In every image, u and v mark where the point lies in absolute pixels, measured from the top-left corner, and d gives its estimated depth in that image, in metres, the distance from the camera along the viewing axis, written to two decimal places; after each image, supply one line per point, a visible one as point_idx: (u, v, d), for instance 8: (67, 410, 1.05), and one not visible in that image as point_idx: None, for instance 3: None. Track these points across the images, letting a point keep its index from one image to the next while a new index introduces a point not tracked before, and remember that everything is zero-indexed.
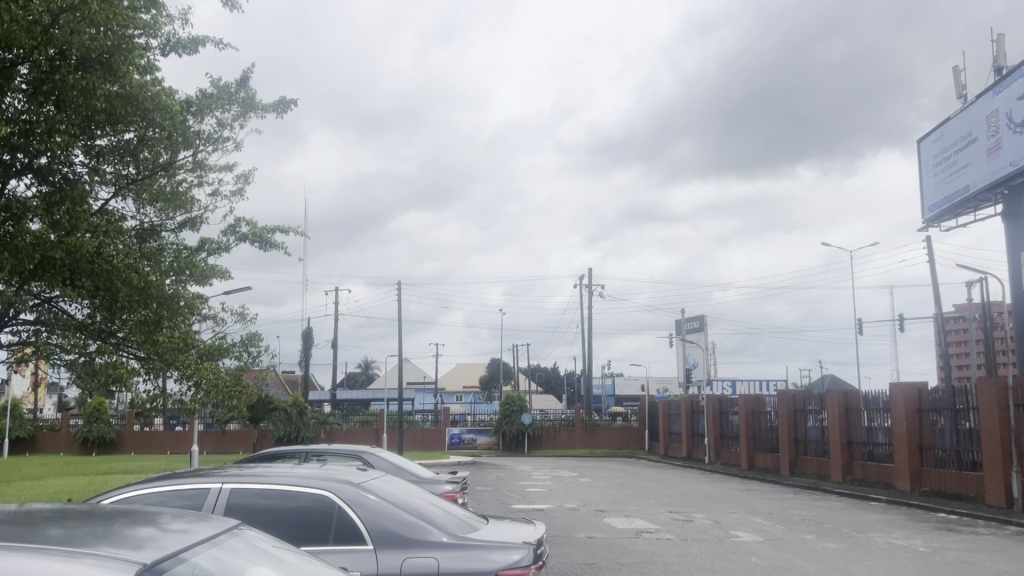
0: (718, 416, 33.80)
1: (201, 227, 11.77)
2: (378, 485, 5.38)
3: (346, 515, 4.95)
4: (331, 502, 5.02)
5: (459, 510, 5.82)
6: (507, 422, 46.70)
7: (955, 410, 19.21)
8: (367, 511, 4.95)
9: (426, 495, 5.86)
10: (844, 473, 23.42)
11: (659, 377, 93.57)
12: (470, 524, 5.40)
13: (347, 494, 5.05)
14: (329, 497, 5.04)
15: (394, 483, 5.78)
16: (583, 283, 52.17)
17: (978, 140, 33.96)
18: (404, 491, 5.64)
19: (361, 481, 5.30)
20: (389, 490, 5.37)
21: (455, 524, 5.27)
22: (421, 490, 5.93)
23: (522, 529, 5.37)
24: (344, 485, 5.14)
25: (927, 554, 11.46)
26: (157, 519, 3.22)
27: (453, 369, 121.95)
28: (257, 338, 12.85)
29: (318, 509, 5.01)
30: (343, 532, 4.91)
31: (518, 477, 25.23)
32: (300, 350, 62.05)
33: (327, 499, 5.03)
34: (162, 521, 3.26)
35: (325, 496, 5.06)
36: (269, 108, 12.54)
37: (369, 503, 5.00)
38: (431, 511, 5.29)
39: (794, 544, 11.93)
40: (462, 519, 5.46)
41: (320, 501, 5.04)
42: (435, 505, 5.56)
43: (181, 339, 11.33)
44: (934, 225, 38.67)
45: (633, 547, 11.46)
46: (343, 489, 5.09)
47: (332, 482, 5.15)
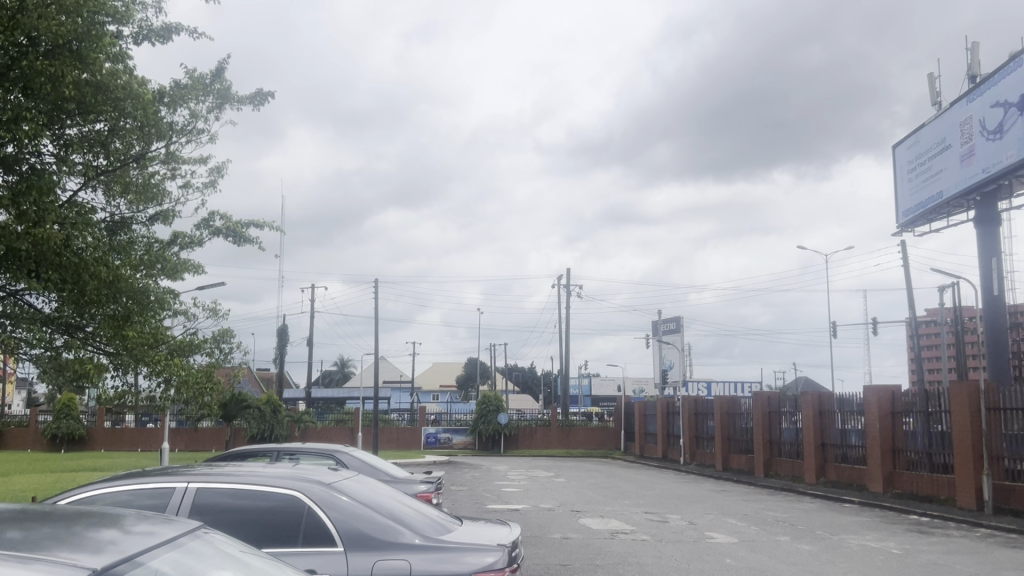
0: (694, 418, 33.93)
1: (173, 220, 11.56)
2: (349, 485, 5.26)
3: (316, 516, 4.83)
4: (300, 502, 4.89)
5: (433, 511, 5.73)
6: (483, 422, 46.59)
7: (927, 413, 19.35)
8: (338, 512, 4.83)
9: (399, 496, 5.74)
10: (818, 474, 23.56)
11: (636, 378, 93.93)
12: (444, 525, 5.30)
13: (318, 494, 4.92)
14: (299, 497, 4.91)
15: (367, 483, 5.67)
16: (560, 283, 52.20)
17: (952, 146, 34.36)
18: (377, 492, 5.53)
19: (332, 482, 5.18)
20: (361, 491, 5.26)
21: (429, 525, 5.17)
22: (394, 491, 5.81)
23: (496, 531, 5.27)
24: (313, 485, 5.01)
25: (899, 555, 11.52)
26: (120, 521, 3.10)
27: (430, 368, 121.63)
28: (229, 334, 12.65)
29: (286, 509, 4.89)
30: (313, 534, 4.79)
31: (492, 477, 25.15)
32: (276, 347, 61.52)
33: (295, 499, 4.90)
34: (126, 522, 3.14)
35: (294, 495, 4.93)
36: (246, 100, 12.35)
37: (340, 504, 4.88)
38: (403, 512, 5.19)
39: (768, 546, 11.95)
40: (436, 520, 5.36)
41: (289, 502, 4.91)
42: (408, 505, 5.45)
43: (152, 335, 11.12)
44: (908, 230, 39.08)
45: (609, 547, 11.41)
46: (313, 488, 4.97)
47: (301, 482, 5.02)
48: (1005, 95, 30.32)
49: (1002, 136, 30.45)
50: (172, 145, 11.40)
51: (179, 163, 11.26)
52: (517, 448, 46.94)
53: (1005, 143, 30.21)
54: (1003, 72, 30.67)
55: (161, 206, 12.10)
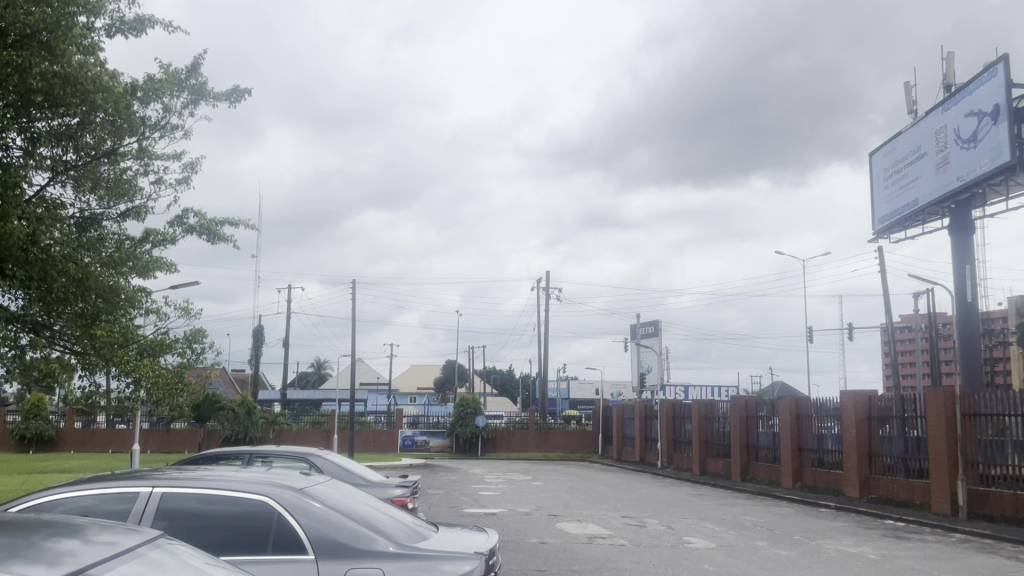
0: (671, 421, 33.96)
1: (144, 217, 11.30)
2: (321, 491, 5.10)
3: (286, 522, 4.66)
4: (269, 508, 4.72)
5: (408, 517, 5.58)
6: (461, 424, 46.38)
7: (903, 418, 19.43)
8: (309, 518, 4.67)
9: (374, 501, 5.59)
10: (794, 479, 23.62)
11: (613, 381, 94.04)
12: (420, 532, 5.15)
13: (288, 500, 4.76)
14: (269, 503, 4.74)
15: (341, 488, 5.52)
16: (539, 286, 52.17)
17: (927, 154, 34.69)
18: (351, 497, 5.37)
19: (303, 487, 5.02)
20: (335, 496, 5.10)
21: (405, 533, 5.04)
22: (368, 496, 5.67)
23: (474, 537, 5.15)
24: (285, 489, 4.85)
25: (877, 561, 11.48)
26: (81, 531, 2.93)
27: (408, 370, 121.11)
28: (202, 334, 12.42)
29: (255, 515, 4.72)
30: (283, 541, 4.63)
31: (469, 481, 24.94)
32: (251, 348, 60.91)
33: (264, 504, 4.74)
34: (87, 533, 2.97)
35: (264, 500, 4.76)
36: (222, 97, 12.13)
37: (312, 510, 4.72)
38: (377, 518, 5.04)
39: (746, 551, 11.91)
40: (412, 527, 5.22)
41: (257, 507, 4.74)
42: (382, 511, 5.31)
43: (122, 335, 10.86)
44: (883, 237, 39.42)
45: (587, 553, 11.30)
46: (283, 494, 4.80)
47: (271, 487, 4.85)
48: (980, 104, 30.63)
49: (976, 145, 30.78)
50: (145, 141, 11.16)
51: (152, 159, 11.02)
52: (495, 450, 46.78)
53: (980, 152, 30.53)
54: (978, 81, 30.99)
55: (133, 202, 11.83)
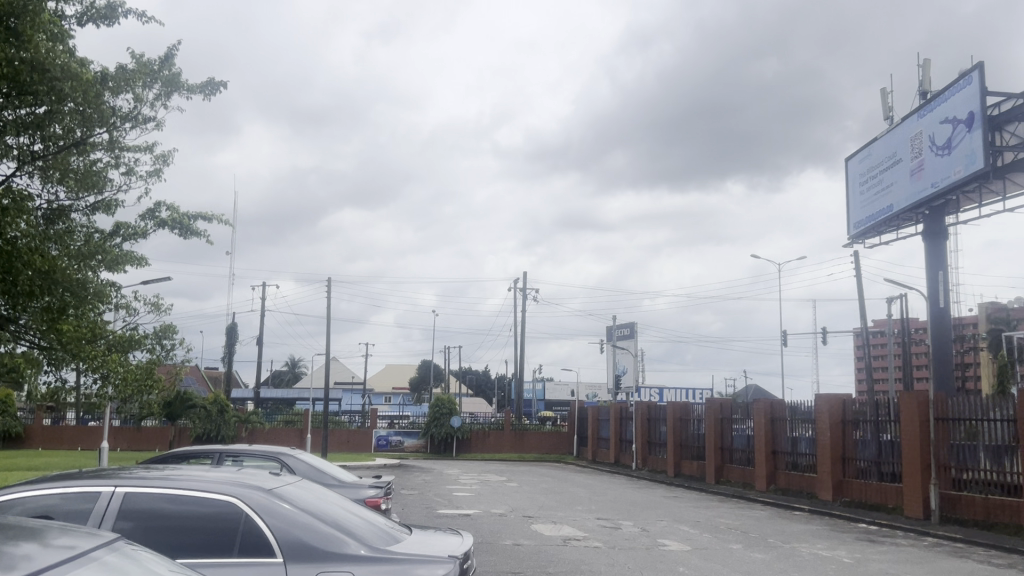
0: (646, 423, 34.00)
1: (114, 210, 11.05)
2: (292, 492, 4.95)
3: (254, 524, 4.52)
4: (236, 508, 4.57)
5: (381, 519, 5.46)
6: (436, 425, 46.17)
7: (877, 422, 19.53)
8: (278, 519, 4.53)
9: (346, 502, 5.46)
10: (768, 482, 23.70)
11: (589, 383, 94.16)
12: (393, 535, 5.03)
13: (256, 500, 4.61)
14: (236, 503, 4.59)
15: (312, 489, 5.38)
16: (516, 287, 52.08)
17: (902, 161, 35.02)
18: (322, 498, 5.23)
19: (273, 488, 4.87)
20: (305, 497, 4.97)
21: (378, 535, 4.91)
22: (340, 497, 5.53)
23: (448, 540, 5.03)
24: (253, 490, 4.70)
25: (851, 565, 11.49)
26: (41, 534, 2.79)
27: (383, 370, 120.64)
28: (172, 329, 12.19)
29: (221, 516, 4.56)
30: (250, 544, 4.47)
31: (444, 481, 24.78)
32: (224, 346, 60.32)
33: (231, 505, 4.58)
34: (48, 536, 2.82)
35: (230, 500, 4.61)
36: (196, 89, 11.90)
37: (280, 511, 4.58)
38: (348, 520, 4.92)
39: (721, 554, 11.88)
40: (384, 528, 5.10)
41: (224, 509, 4.58)
42: (354, 513, 5.18)
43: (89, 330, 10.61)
44: (858, 242, 39.76)
45: (562, 555, 11.21)
46: (251, 494, 4.65)
47: (238, 487, 4.70)
48: (955, 112, 30.97)
49: (951, 153, 31.11)
50: (116, 132, 10.92)
51: (122, 150, 10.77)
52: (470, 451, 46.64)
53: (954, 159, 30.86)
54: (953, 89, 31.33)
55: (103, 194, 11.57)
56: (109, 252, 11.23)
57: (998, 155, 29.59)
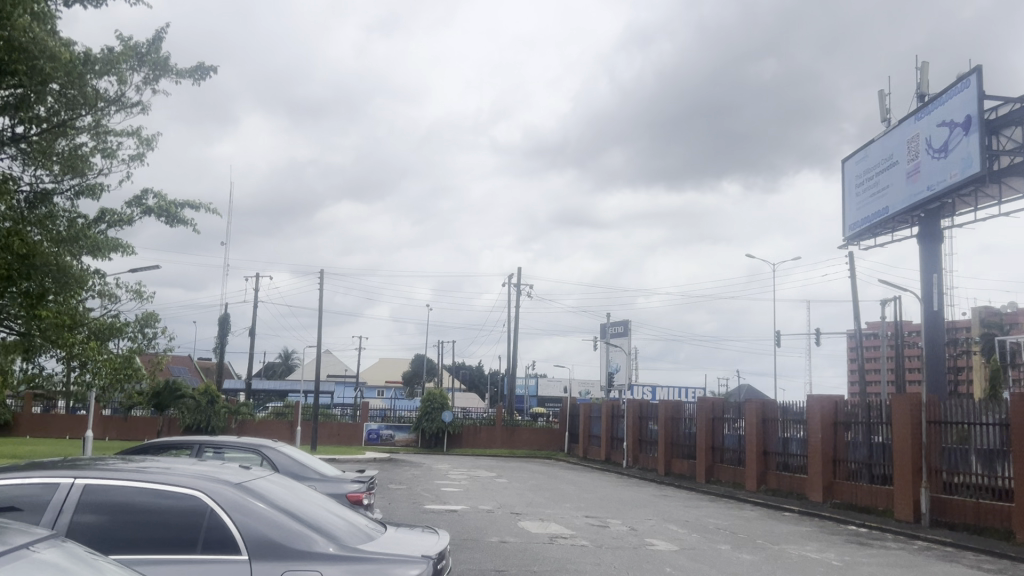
0: (638, 421, 33.88)
1: (98, 195, 10.85)
2: (261, 487, 4.80)
3: (218, 519, 4.36)
4: (201, 502, 4.41)
5: (356, 516, 5.31)
6: (427, 419, 46.03)
7: (869, 424, 19.44)
8: (245, 515, 4.38)
9: (320, 499, 5.32)
10: (759, 482, 23.60)
11: (582, 380, 94.04)
12: (366, 533, 4.88)
13: (223, 495, 4.46)
14: (201, 498, 4.43)
15: (285, 484, 5.22)
16: (511, 282, 51.93)
17: (898, 163, 34.93)
18: (295, 493, 5.09)
19: (241, 482, 4.71)
20: (275, 491, 4.82)
21: (352, 533, 4.77)
22: (313, 493, 5.38)
23: (423, 539, 4.88)
24: (220, 483, 4.55)
25: (841, 568, 11.36)
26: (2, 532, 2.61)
27: (376, 363, 120.36)
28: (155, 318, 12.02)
29: (184, 510, 4.40)
30: (215, 540, 4.32)
31: (432, 476, 24.67)
32: (216, 337, 60.08)
33: (196, 498, 4.43)
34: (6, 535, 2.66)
35: (195, 495, 4.45)
36: (185, 74, 11.69)
37: (247, 506, 4.43)
38: (319, 516, 4.76)
39: (709, 554, 11.74)
40: (357, 526, 4.95)
41: (188, 502, 4.42)
42: (327, 509, 5.02)
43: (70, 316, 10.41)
44: (853, 243, 39.69)
45: (548, 553, 11.05)
46: (217, 488, 4.50)
47: (204, 481, 4.54)
48: (952, 115, 30.89)
49: (948, 155, 31.02)
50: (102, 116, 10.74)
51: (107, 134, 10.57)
52: (461, 446, 46.50)
53: (950, 162, 30.79)
54: (950, 92, 31.25)
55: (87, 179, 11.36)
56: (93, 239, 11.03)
57: (995, 159, 29.53)
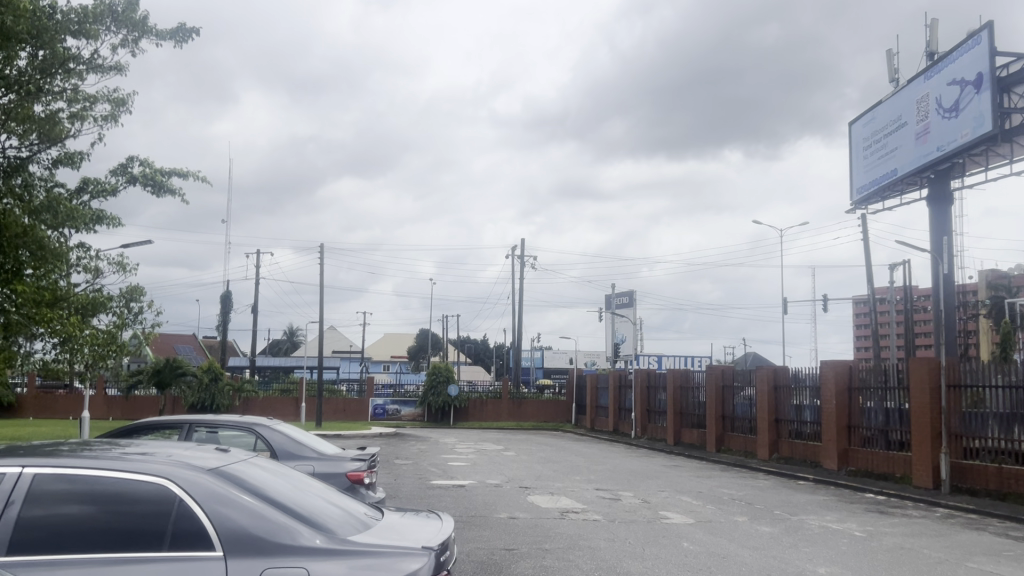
0: (646, 391, 33.46)
1: (77, 164, 10.28)
2: (242, 472, 4.33)
3: (189, 511, 3.89)
4: (168, 491, 3.94)
5: (352, 502, 4.86)
6: (433, 393, 45.76)
7: (884, 389, 18.97)
8: (219, 505, 3.91)
9: (312, 483, 4.88)
10: (771, 450, 23.19)
11: (588, 352, 93.67)
12: (362, 520, 4.44)
13: (191, 481, 3.99)
14: (170, 488, 3.96)
15: (271, 467, 4.77)
16: (515, 254, 51.46)
17: (907, 125, 34.12)
18: (283, 477, 4.64)
19: (218, 467, 4.25)
20: (257, 475, 4.36)
21: (346, 521, 4.34)
22: (304, 479, 4.91)
23: (425, 525, 4.44)
24: (190, 468, 4.08)
25: (865, 539, 10.88)
26: None
27: (381, 338, 120.16)
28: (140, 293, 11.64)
29: (149, 499, 3.94)
30: (183, 534, 3.85)
31: (439, 450, 24.31)
32: (220, 315, 59.80)
33: (163, 486, 3.96)
34: None
35: (162, 484, 3.97)
36: (166, 35, 11.09)
37: (221, 495, 3.96)
38: (308, 504, 4.31)
39: (727, 527, 11.27)
40: (352, 514, 4.49)
41: (154, 491, 3.95)
42: (317, 496, 4.57)
43: (49, 292, 9.90)
44: (861, 208, 39.03)
45: (558, 529, 10.58)
46: (188, 473, 4.03)
47: (172, 467, 4.07)
48: (963, 73, 30.04)
49: (958, 115, 30.22)
50: (76, 78, 10.23)
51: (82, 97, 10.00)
52: (467, 419, 46.25)
53: (961, 121, 29.98)
54: (961, 49, 30.39)
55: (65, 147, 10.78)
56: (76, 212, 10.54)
57: (1007, 117, 28.72)
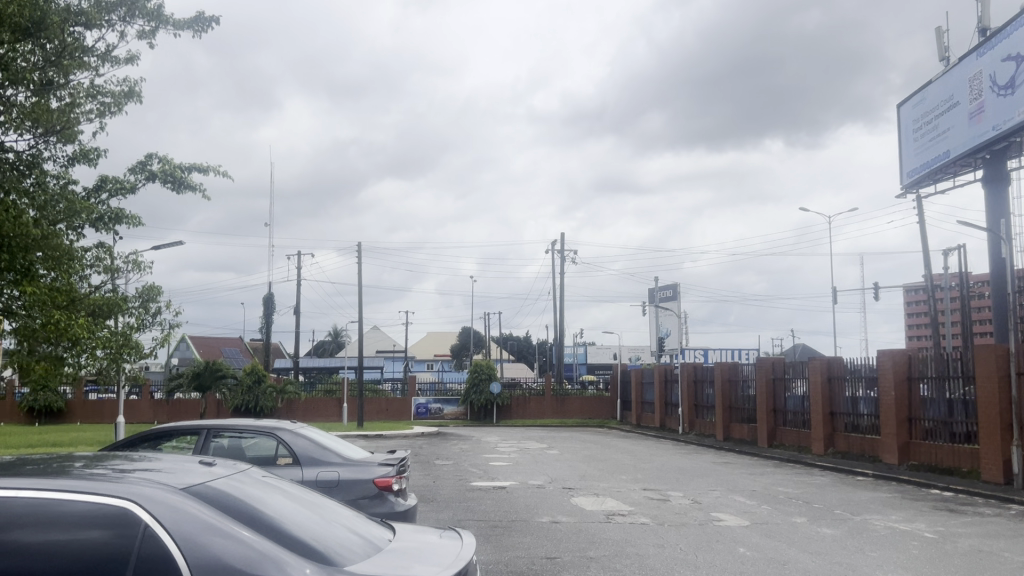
0: (693, 385, 32.58)
1: (94, 161, 9.95)
2: (225, 490, 3.82)
3: (155, 539, 3.39)
4: (133, 515, 3.43)
5: (355, 519, 4.39)
6: (475, 391, 45.31)
7: (945, 378, 17.94)
8: (191, 538, 3.40)
9: (310, 497, 4.41)
10: (826, 445, 22.23)
11: (632, 346, 92.64)
12: (364, 547, 3.93)
13: (161, 503, 3.48)
14: (131, 512, 3.44)
15: (259, 479, 4.28)
16: (554, 249, 50.89)
17: (959, 104, 32.66)
18: (275, 493, 4.16)
19: (197, 486, 3.73)
20: (239, 492, 3.86)
21: (346, 546, 3.87)
22: (304, 494, 4.42)
23: (439, 548, 3.93)
24: (161, 489, 3.57)
25: (936, 541, 10.04)
26: None
27: (424, 338, 120.25)
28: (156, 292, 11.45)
29: (113, 524, 3.43)
30: (147, 566, 3.36)
31: (481, 449, 23.76)
32: (263, 317, 60.09)
33: (126, 509, 3.44)
34: None
35: (125, 506, 3.46)
36: (184, 26, 10.69)
37: (195, 522, 3.46)
38: (300, 528, 3.83)
39: (784, 530, 10.54)
40: (351, 538, 4.01)
41: (119, 514, 3.45)
42: (317, 518, 4.10)
43: (63, 293, 9.61)
44: (912, 191, 37.57)
45: (604, 534, 9.96)
46: (154, 493, 3.53)
47: (141, 487, 3.55)
48: (1018, 48, 28.57)
49: (1013, 91, 28.76)
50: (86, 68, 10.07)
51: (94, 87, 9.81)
52: (510, 417, 45.79)
53: (1017, 99, 28.51)
54: (1016, 23, 28.95)
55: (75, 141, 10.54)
56: (90, 209, 10.24)
57: None
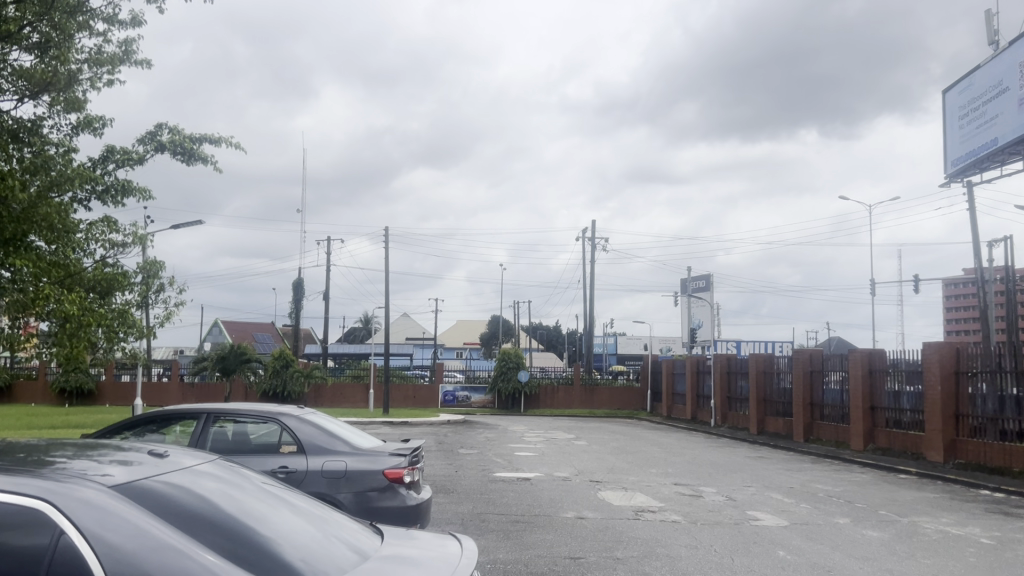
0: (726, 377, 31.74)
1: (99, 130, 9.49)
2: (179, 492, 3.19)
3: (76, 550, 2.74)
4: (54, 518, 2.80)
5: (342, 525, 3.81)
6: (503, 379, 44.86)
7: (994, 373, 17.02)
8: (128, 546, 2.77)
9: (289, 498, 3.85)
10: (866, 441, 21.36)
11: (663, 337, 91.65)
12: (349, 561, 3.37)
13: (92, 509, 2.84)
14: (51, 515, 2.81)
15: (231, 474, 3.72)
16: (584, 236, 50.11)
17: (1009, 90, 31.28)
18: (248, 493, 3.58)
19: (142, 487, 3.10)
20: (200, 494, 3.27)
21: (329, 562, 3.29)
22: (286, 495, 3.84)
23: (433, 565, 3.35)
24: (98, 491, 2.94)
25: (995, 548, 9.22)
26: None
27: (455, 326, 120.11)
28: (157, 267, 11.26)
29: (31, 529, 2.79)
30: None
31: (507, 439, 23.22)
32: (294, 302, 60.08)
33: (48, 512, 2.80)
34: None
35: (43, 508, 2.82)
36: None
37: (136, 532, 2.83)
38: (272, 542, 3.22)
39: (826, 531, 9.82)
40: (334, 551, 3.42)
41: (41, 517, 2.80)
42: (297, 526, 3.50)
43: (52, 265, 9.46)
44: (956, 181, 36.18)
45: (632, 533, 9.30)
46: (88, 495, 2.89)
47: (71, 486, 2.91)
48: None
49: None
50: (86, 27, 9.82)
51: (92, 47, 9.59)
52: (539, 406, 45.27)
53: None
54: None
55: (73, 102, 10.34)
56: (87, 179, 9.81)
57: None
